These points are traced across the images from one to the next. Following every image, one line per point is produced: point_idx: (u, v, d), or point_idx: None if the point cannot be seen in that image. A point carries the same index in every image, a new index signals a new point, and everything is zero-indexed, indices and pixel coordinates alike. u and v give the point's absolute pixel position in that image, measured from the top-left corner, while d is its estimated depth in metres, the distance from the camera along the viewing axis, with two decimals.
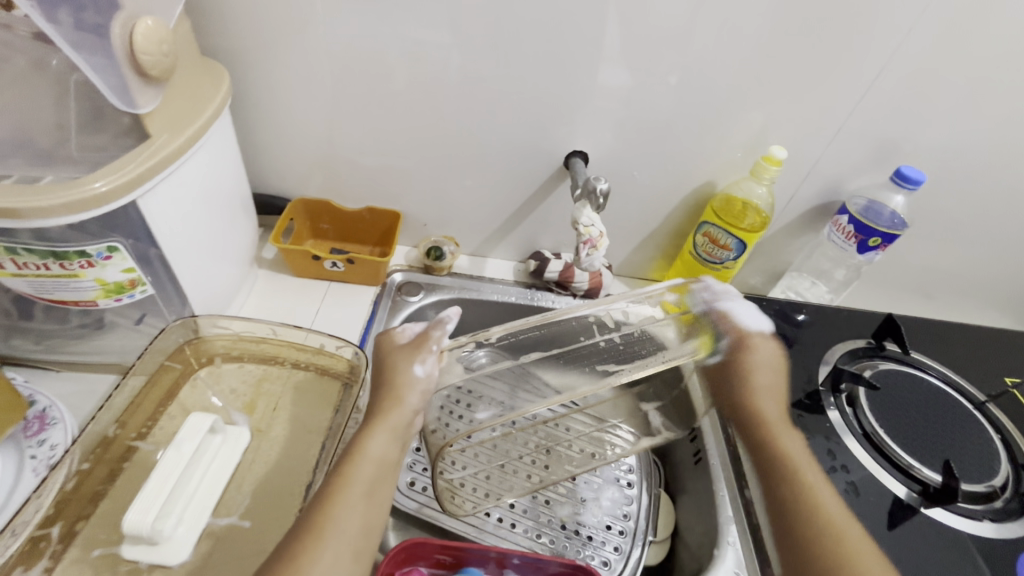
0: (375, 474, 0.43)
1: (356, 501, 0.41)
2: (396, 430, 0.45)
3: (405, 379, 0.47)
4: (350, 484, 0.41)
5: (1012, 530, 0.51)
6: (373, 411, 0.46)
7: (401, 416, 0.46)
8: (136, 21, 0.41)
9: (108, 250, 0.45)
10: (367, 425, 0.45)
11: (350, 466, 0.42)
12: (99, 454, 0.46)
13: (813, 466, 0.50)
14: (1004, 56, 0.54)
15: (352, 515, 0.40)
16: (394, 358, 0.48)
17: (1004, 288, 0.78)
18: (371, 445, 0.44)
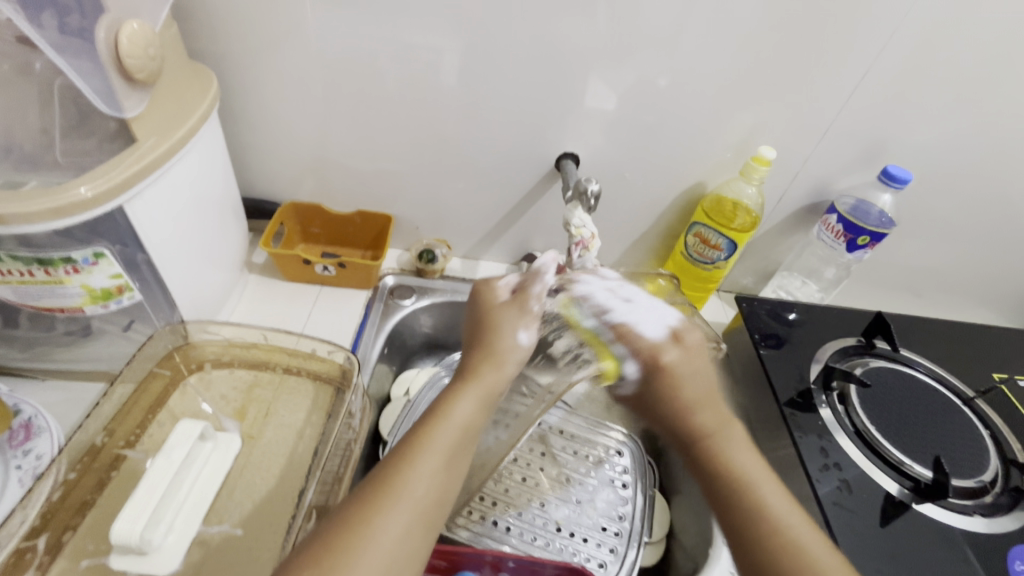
0: (458, 440, 0.38)
1: (435, 466, 0.36)
2: (485, 395, 0.41)
3: (505, 342, 0.43)
4: (431, 447, 0.37)
5: (1003, 525, 0.51)
6: (464, 370, 0.42)
7: (495, 377, 0.42)
8: (121, 24, 0.41)
9: (94, 256, 0.44)
10: (458, 384, 0.41)
11: (432, 429, 0.38)
12: (86, 463, 0.45)
13: (770, 476, 0.41)
14: (987, 56, 0.55)
15: (431, 479, 0.36)
16: (498, 313, 0.45)
17: (991, 286, 0.79)
18: (457, 409, 0.39)
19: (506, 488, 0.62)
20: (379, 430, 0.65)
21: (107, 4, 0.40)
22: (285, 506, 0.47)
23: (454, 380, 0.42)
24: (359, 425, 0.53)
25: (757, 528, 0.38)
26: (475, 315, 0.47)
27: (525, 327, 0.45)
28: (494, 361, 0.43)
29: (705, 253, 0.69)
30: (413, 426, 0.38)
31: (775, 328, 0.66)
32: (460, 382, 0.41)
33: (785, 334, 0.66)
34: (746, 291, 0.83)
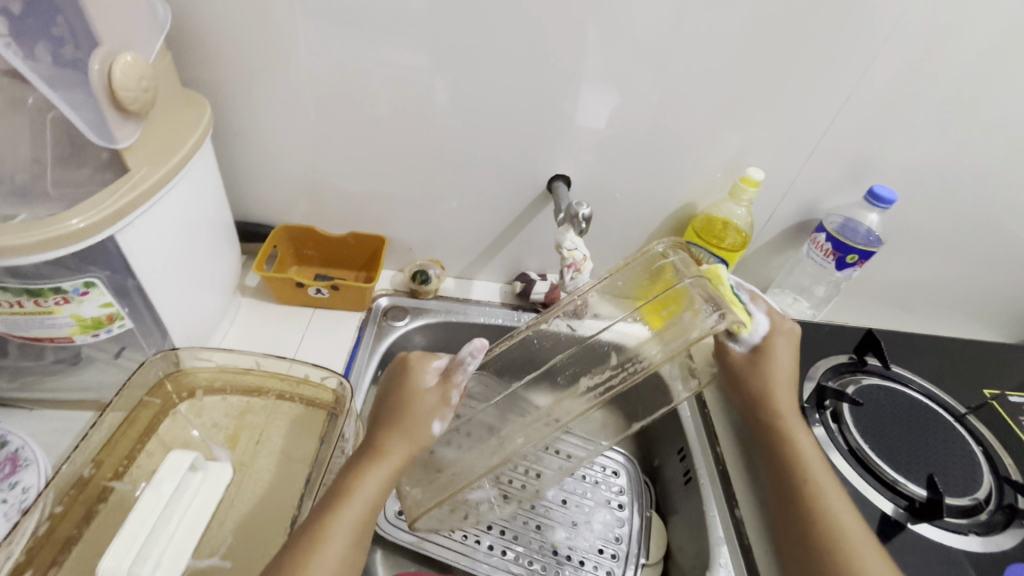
0: (363, 518, 0.41)
1: (342, 546, 0.40)
2: (394, 469, 0.44)
3: (421, 434, 0.46)
4: (337, 530, 0.40)
5: (999, 542, 0.51)
6: (372, 449, 0.45)
7: (401, 461, 0.45)
8: (115, 57, 0.41)
9: (85, 285, 0.44)
10: (364, 464, 0.44)
11: (340, 509, 0.41)
12: (73, 495, 0.44)
13: (825, 469, 0.51)
14: (967, 77, 0.56)
15: (340, 558, 0.39)
16: (419, 399, 0.47)
17: (979, 301, 0.80)
18: (365, 486, 0.43)
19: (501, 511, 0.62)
20: None
21: (101, 38, 0.40)
22: (276, 537, 0.46)
23: (364, 459, 0.45)
24: (352, 450, 0.52)
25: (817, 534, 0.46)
26: (393, 391, 0.49)
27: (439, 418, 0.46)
28: (408, 449, 0.45)
29: None
30: (324, 504, 0.42)
31: None
32: (370, 460, 0.44)
33: None
34: None
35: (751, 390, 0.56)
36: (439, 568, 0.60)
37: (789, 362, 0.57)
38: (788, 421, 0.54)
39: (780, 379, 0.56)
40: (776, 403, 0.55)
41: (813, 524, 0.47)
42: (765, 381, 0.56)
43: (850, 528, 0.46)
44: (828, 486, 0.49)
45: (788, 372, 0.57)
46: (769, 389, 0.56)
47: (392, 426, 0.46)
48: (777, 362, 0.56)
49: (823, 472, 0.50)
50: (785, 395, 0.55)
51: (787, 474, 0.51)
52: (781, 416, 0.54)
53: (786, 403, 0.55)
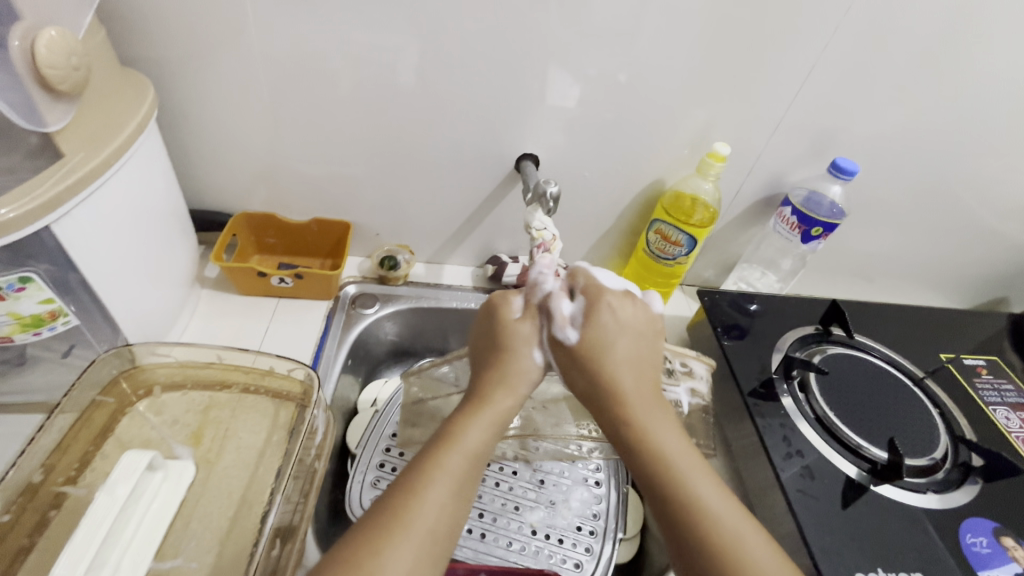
0: (467, 467, 0.39)
1: (444, 497, 0.37)
2: (495, 420, 0.42)
3: (521, 367, 0.45)
4: (442, 477, 0.37)
5: (955, 499, 0.53)
6: (475, 397, 0.43)
7: (504, 408, 0.43)
8: (38, 32, 0.38)
9: (21, 281, 0.42)
10: (470, 410, 0.42)
11: (442, 457, 0.38)
12: (22, 503, 0.42)
13: (704, 467, 0.40)
14: (927, 49, 0.57)
15: (440, 510, 0.36)
16: (513, 328, 0.46)
17: (936, 270, 0.83)
18: (467, 436, 0.40)
19: (479, 493, 0.61)
20: (347, 442, 0.65)
21: (23, 12, 0.37)
22: (246, 534, 0.45)
23: (466, 407, 0.42)
24: (324, 440, 0.50)
25: (687, 527, 0.37)
26: (489, 328, 0.47)
27: (572, 324, 0.45)
28: (506, 379, 0.44)
29: (666, 250, 0.70)
30: (424, 450, 0.39)
31: (737, 319, 0.68)
32: (474, 406, 0.42)
33: (747, 325, 0.67)
34: (708, 283, 0.84)
35: (586, 381, 0.44)
36: None
37: (629, 331, 0.45)
38: (642, 416, 0.41)
39: (619, 358, 0.43)
40: (622, 393, 0.42)
41: (669, 515, 0.38)
42: (599, 369, 0.43)
43: (713, 509, 0.37)
44: (669, 444, 0.40)
45: (638, 356, 0.44)
46: (625, 413, 0.42)
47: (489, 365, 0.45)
48: (609, 339, 0.44)
49: (681, 461, 0.39)
50: (629, 382, 0.43)
51: (652, 488, 0.39)
52: (636, 421, 0.41)
53: (637, 399, 0.42)
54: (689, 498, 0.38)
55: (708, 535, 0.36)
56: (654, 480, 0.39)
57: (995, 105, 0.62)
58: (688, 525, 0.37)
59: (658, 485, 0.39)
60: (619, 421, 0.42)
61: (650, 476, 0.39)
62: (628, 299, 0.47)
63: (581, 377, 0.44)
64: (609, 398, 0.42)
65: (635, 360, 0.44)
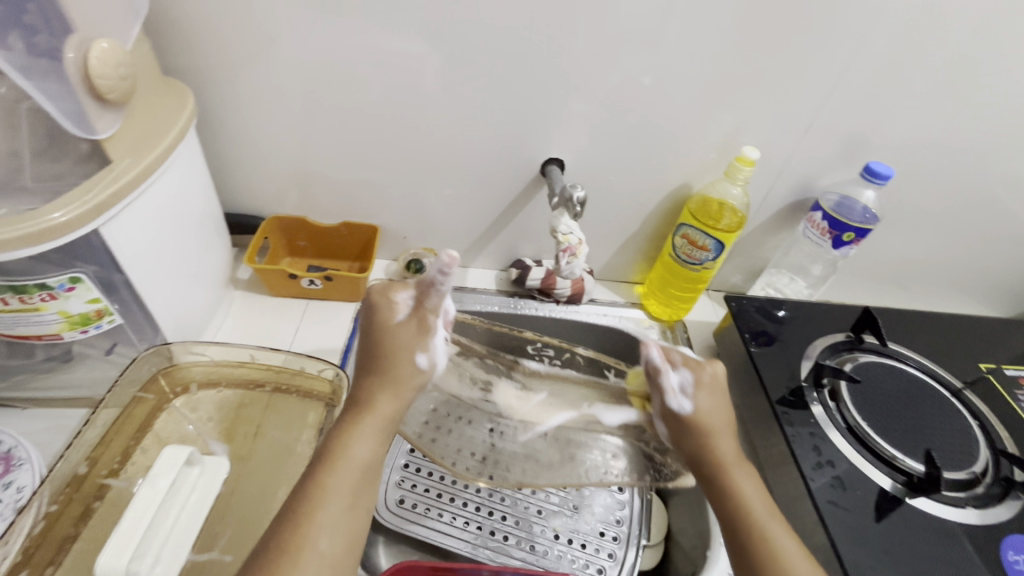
0: (357, 482, 0.39)
1: (338, 514, 0.38)
2: (382, 425, 0.42)
3: (406, 373, 0.43)
4: (332, 495, 0.38)
5: (996, 515, 0.51)
6: (360, 404, 0.42)
7: (382, 421, 0.42)
8: (90, 44, 0.40)
9: (71, 281, 0.44)
10: (353, 419, 0.41)
11: (328, 474, 0.39)
12: (69, 493, 0.44)
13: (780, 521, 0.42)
14: (967, 49, 0.55)
15: (337, 527, 0.37)
16: (392, 338, 0.43)
17: (973, 277, 0.80)
18: (354, 450, 0.40)
19: (501, 496, 0.62)
20: None
21: (76, 24, 0.39)
22: None
23: (348, 416, 0.42)
24: None
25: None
26: (368, 331, 0.44)
27: (683, 394, 0.45)
28: (391, 389, 0.42)
29: (693, 255, 0.68)
30: (308, 470, 0.39)
31: (765, 326, 0.67)
32: (352, 417, 0.41)
33: (776, 331, 0.66)
34: (735, 289, 0.83)
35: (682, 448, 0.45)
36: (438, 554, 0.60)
37: (718, 395, 0.45)
38: (740, 484, 0.43)
39: (718, 429, 0.45)
40: (719, 460, 0.44)
41: (738, 546, 0.42)
42: (702, 440, 0.44)
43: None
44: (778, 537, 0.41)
45: (720, 422, 0.45)
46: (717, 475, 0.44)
47: (376, 378, 0.43)
48: (707, 414, 0.45)
49: (768, 515, 0.42)
50: (726, 447, 0.44)
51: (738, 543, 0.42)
52: (724, 470, 0.44)
53: (729, 455, 0.44)
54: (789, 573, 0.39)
55: None
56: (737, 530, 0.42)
57: None
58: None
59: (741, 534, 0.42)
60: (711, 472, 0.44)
61: (735, 524, 0.42)
62: (709, 367, 0.45)
63: (692, 445, 0.45)
64: (704, 445, 0.44)
65: (723, 425, 0.45)
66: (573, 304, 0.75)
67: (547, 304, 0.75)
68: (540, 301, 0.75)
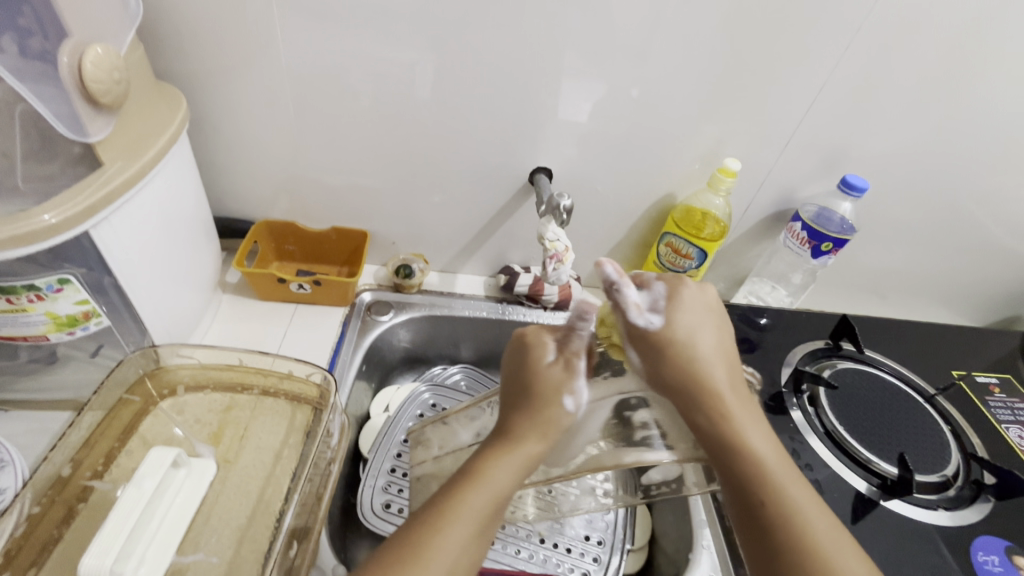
0: (494, 505, 0.37)
1: (467, 533, 0.35)
2: (523, 458, 0.40)
3: (555, 411, 0.42)
4: (465, 515, 0.36)
5: (966, 517, 0.53)
6: (506, 431, 0.42)
7: (531, 448, 0.40)
8: (85, 49, 0.40)
9: (59, 283, 0.44)
10: (495, 447, 0.40)
11: (466, 494, 0.37)
12: (52, 495, 0.44)
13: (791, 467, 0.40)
14: (936, 67, 0.58)
15: (458, 550, 0.35)
16: (540, 374, 0.44)
17: (947, 287, 0.83)
18: (497, 474, 0.38)
19: None
20: (359, 447, 0.66)
21: (71, 29, 0.40)
22: (262, 531, 0.46)
23: (497, 442, 0.41)
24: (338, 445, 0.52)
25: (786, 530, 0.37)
26: (519, 369, 0.46)
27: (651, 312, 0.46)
28: (540, 427, 0.41)
29: (677, 262, 0.71)
30: (446, 489, 0.38)
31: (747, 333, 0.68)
32: (503, 444, 0.40)
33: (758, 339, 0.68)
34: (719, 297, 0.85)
35: (673, 376, 0.44)
36: None
37: (702, 310, 0.47)
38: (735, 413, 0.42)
39: (705, 353, 0.44)
40: (716, 388, 0.42)
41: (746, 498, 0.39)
42: (683, 359, 0.44)
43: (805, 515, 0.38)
44: (760, 449, 0.40)
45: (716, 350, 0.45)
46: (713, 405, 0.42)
47: (539, 397, 0.43)
48: (693, 328, 0.45)
49: (779, 460, 0.40)
50: (720, 374, 0.43)
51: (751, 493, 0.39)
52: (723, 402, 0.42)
53: (723, 381, 0.43)
54: (768, 491, 0.39)
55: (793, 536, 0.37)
56: (759, 483, 0.39)
57: (1006, 122, 0.62)
58: (754, 502, 0.39)
59: (755, 477, 0.39)
60: (702, 407, 0.42)
61: (739, 471, 0.40)
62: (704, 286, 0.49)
63: (669, 369, 0.44)
64: (699, 374, 0.43)
65: (718, 353, 0.45)
66: (560, 311, 0.76)
67: (534, 311, 0.76)
68: (528, 308, 0.76)
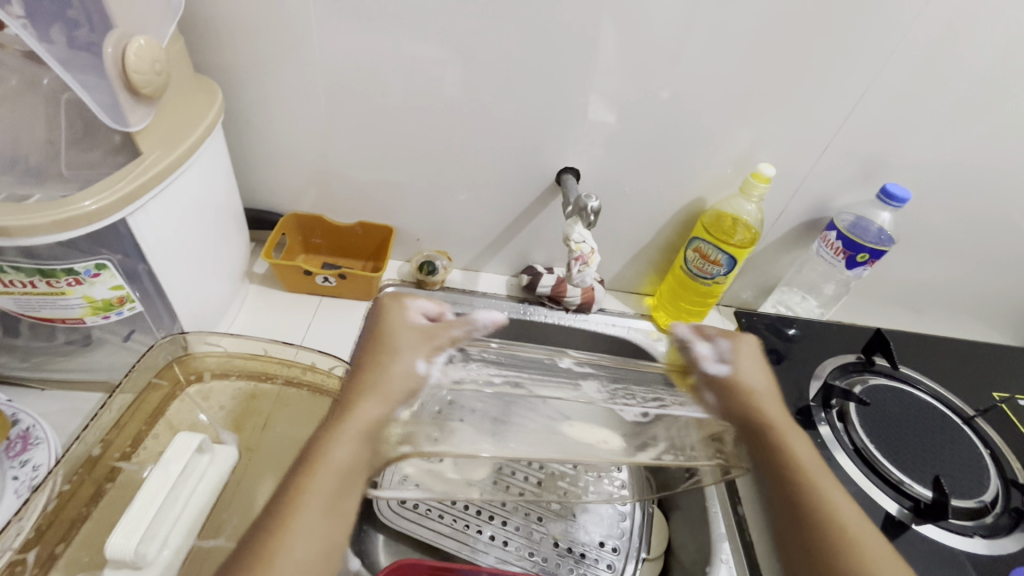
0: (336, 486, 0.36)
1: (316, 519, 0.35)
2: (363, 431, 0.39)
3: (402, 372, 0.43)
4: (309, 500, 0.35)
5: (1004, 546, 0.51)
6: (343, 404, 0.41)
7: (362, 420, 0.40)
8: (128, 40, 0.41)
9: (97, 267, 0.45)
10: (333, 424, 0.39)
11: (305, 481, 0.36)
12: (83, 474, 0.45)
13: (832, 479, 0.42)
14: (988, 73, 0.55)
15: (310, 538, 0.34)
16: (395, 338, 0.45)
17: (990, 305, 0.79)
18: (335, 452, 0.37)
19: (503, 502, 0.61)
20: None
21: (116, 21, 0.40)
22: None
23: (330, 420, 0.40)
24: None
25: (820, 528, 0.38)
26: (369, 333, 0.47)
27: (717, 360, 0.49)
28: (379, 394, 0.41)
29: (705, 269, 0.69)
30: (292, 471, 0.37)
31: (775, 344, 0.66)
32: (336, 419, 0.40)
33: (785, 350, 0.66)
34: (746, 305, 0.83)
35: (731, 408, 0.47)
36: (434, 553, 0.60)
37: (756, 363, 0.50)
38: (784, 429, 0.45)
39: (762, 388, 0.48)
40: (768, 415, 0.46)
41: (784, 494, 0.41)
42: (744, 394, 0.47)
43: (838, 505, 0.39)
44: (802, 456, 0.43)
45: (765, 386, 0.48)
46: (757, 427, 0.45)
47: (372, 366, 0.43)
48: (746, 364, 0.49)
49: (822, 472, 0.42)
50: (773, 408, 0.47)
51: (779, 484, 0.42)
52: (774, 429, 0.45)
53: (776, 415, 0.46)
54: (809, 491, 0.41)
55: (840, 540, 0.38)
56: (794, 484, 0.41)
57: None
58: (799, 506, 0.40)
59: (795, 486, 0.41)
60: (759, 433, 0.45)
61: (783, 473, 0.42)
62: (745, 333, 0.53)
63: (734, 406, 0.47)
64: (751, 404, 0.47)
65: (770, 391, 0.48)
66: (582, 313, 0.75)
67: (556, 312, 0.75)
68: (550, 309, 0.75)
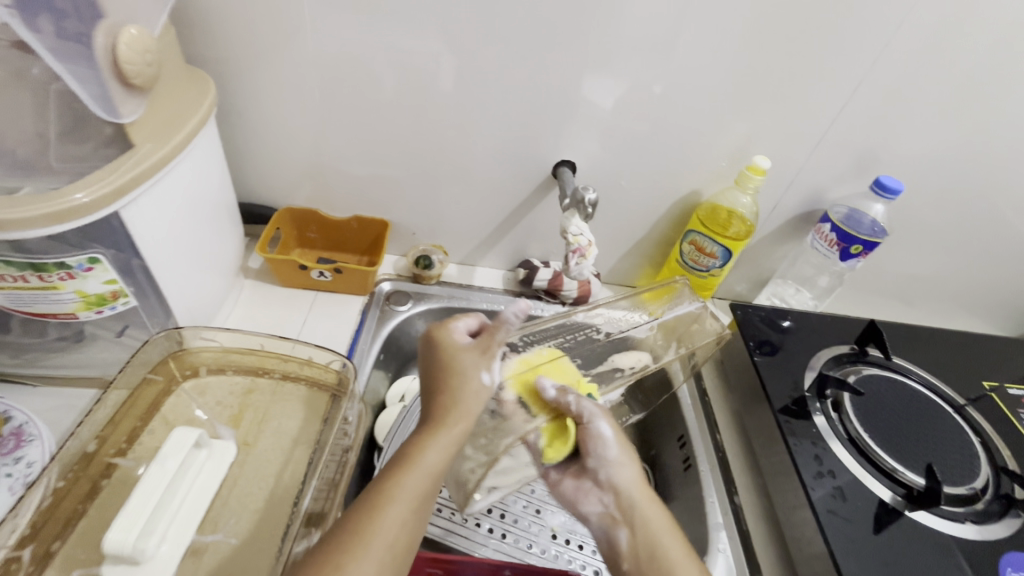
0: (424, 488, 0.38)
1: (405, 514, 0.37)
2: (454, 440, 0.41)
3: (473, 385, 0.44)
4: (399, 497, 0.37)
5: (994, 531, 0.52)
6: (430, 414, 0.42)
7: (456, 429, 0.41)
8: (119, 30, 0.41)
9: (89, 261, 0.44)
10: (425, 430, 0.41)
11: (400, 476, 0.38)
12: (78, 470, 0.45)
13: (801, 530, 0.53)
14: (980, 65, 0.56)
15: (398, 528, 0.36)
16: (459, 357, 0.45)
17: (979, 296, 0.80)
18: (427, 455, 0.39)
19: (501, 494, 0.62)
20: (375, 436, 0.66)
21: (106, 10, 0.40)
22: (276, 512, 0.47)
23: (423, 425, 0.41)
24: (354, 435, 0.52)
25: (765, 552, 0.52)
26: (428, 356, 0.47)
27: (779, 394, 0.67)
28: (458, 404, 0.42)
29: (700, 261, 0.70)
30: (385, 468, 0.39)
31: (769, 335, 0.67)
32: (430, 426, 0.41)
33: (779, 341, 0.66)
34: (740, 297, 0.83)
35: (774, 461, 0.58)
36: None
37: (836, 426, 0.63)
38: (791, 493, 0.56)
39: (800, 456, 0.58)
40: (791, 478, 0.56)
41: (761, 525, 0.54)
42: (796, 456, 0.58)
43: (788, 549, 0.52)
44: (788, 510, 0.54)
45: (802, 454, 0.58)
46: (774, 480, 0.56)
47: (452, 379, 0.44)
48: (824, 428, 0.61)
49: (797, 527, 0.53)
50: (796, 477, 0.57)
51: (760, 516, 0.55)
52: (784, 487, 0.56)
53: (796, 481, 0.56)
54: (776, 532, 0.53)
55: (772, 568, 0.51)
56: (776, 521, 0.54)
57: None
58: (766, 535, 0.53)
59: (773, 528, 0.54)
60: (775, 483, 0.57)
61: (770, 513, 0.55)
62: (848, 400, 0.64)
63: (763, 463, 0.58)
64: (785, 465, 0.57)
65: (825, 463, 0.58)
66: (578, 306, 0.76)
67: (552, 306, 0.75)
68: (546, 302, 0.76)
